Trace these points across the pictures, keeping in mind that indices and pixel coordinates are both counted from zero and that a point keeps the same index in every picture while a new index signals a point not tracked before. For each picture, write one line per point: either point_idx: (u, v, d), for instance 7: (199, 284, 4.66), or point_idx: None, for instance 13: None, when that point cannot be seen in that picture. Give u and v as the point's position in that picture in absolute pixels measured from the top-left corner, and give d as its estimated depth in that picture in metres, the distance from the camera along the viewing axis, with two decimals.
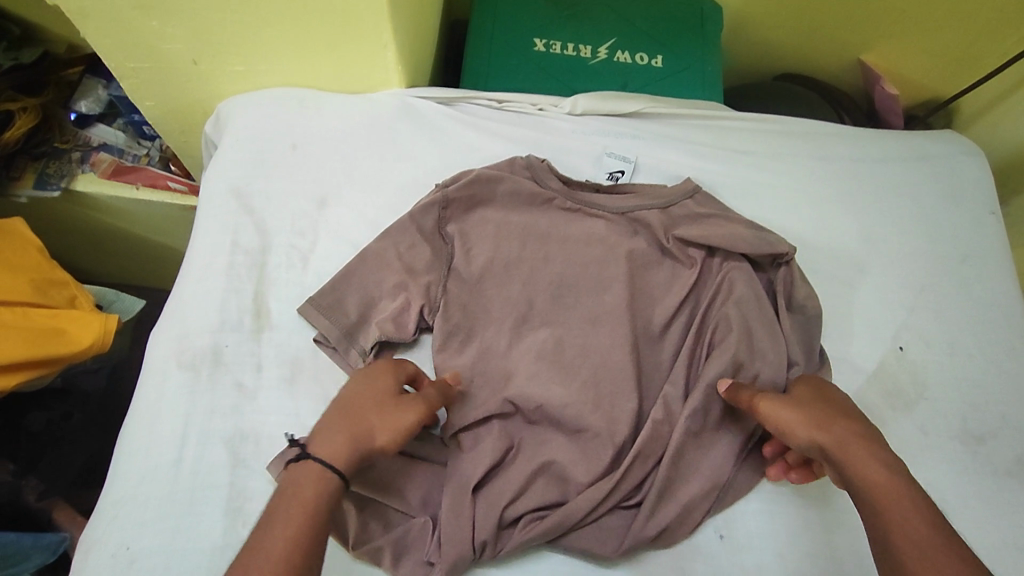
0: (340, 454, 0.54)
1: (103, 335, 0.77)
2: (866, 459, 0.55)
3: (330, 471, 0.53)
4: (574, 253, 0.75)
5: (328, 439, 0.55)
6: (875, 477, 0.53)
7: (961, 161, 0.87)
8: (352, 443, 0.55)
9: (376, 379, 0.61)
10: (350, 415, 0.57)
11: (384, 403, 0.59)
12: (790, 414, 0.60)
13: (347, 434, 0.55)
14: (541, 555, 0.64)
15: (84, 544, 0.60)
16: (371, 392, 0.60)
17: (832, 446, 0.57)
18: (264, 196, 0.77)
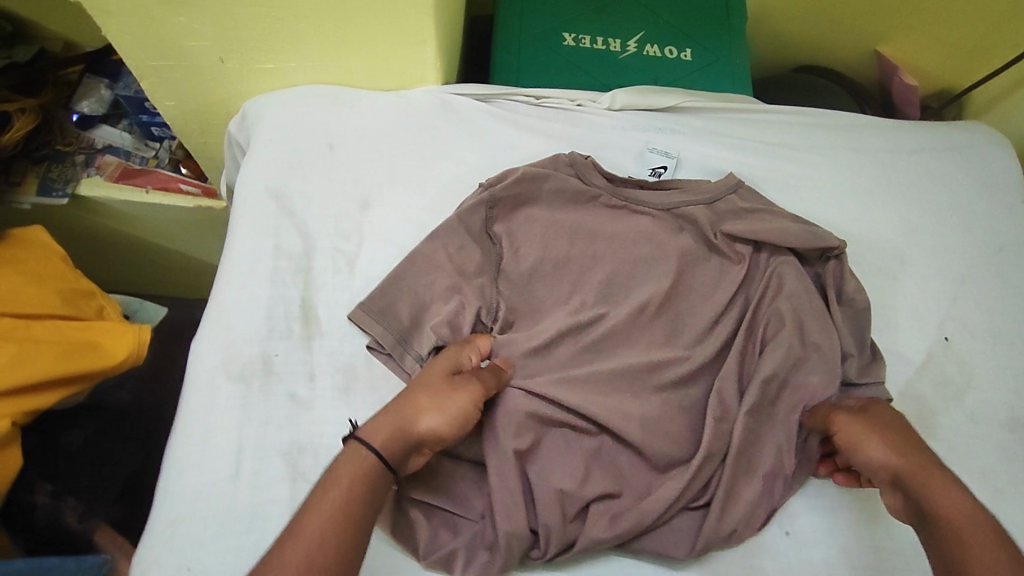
0: (385, 437, 0.55)
1: (138, 347, 0.75)
2: (946, 491, 0.55)
3: (370, 451, 0.54)
4: (623, 251, 0.74)
5: (376, 420, 0.56)
6: (954, 509, 0.54)
7: (991, 151, 0.88)
8: (397, 426, 0.56)
9: (434, 367, 0.62)
10: (403, 398, 0.59)
11: (434, 386, 0.60)
12: (866, 436, 0.60)
13: (395, 417, 0.57)
14: (609, 558, 0.63)
15: (142, 566, 0.58)
16: (425, 378, 0.60)
17: (912, 475, 0.57)
18: (303, 198, 0.74)
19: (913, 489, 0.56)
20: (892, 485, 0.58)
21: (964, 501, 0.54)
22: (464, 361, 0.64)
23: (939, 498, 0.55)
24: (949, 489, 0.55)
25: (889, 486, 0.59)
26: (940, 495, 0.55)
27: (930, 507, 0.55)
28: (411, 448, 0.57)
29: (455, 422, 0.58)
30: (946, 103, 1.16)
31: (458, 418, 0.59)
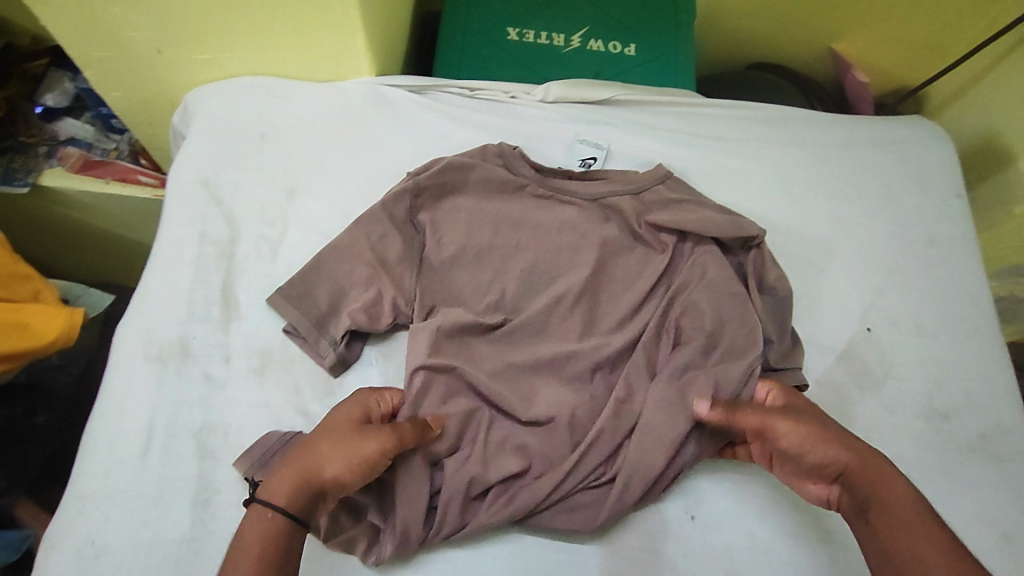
0: (288, 498, 0.53)
1: (68, 329, 0.78)
2: (891, 480, 0.55)
3: (274, 512, 0.52)
4: (546, 240, 0.75)
5: (278, 477, 0.54)
6: (898, 496, 0.53)
7: (928, 145, 0.88)
8: (300, 481, 0.53)
9: (342, 412, 0.59)
10: (307, 449, 0.55)
11: (339, 434, 0.56)
12: (800, 437, 0.57)
13: (297, 472, 0.54)
14: (511, 538, 0.63)
15: (49, 541, 0.59)
16: (332, 424, 0.58)
17: (854, 471, 0.56)
18: (232, 185, 0.76)
19: (858, 484, 0.55)
20: (836, 481, 0.57)
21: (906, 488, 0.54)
22: (375, 406, 0.61)
23: (887, 490, 0.54)
24: (893, 479, 0.55)
25: (833, 481, 0.57)
26: (887, 488, 0.54)
27: (876, 495, 0.54)
28: (319, 501, 0.54)
29: (365, 471, 0.55)
30: (901, 100, 1.16)
31: (366, 465, 0.55)
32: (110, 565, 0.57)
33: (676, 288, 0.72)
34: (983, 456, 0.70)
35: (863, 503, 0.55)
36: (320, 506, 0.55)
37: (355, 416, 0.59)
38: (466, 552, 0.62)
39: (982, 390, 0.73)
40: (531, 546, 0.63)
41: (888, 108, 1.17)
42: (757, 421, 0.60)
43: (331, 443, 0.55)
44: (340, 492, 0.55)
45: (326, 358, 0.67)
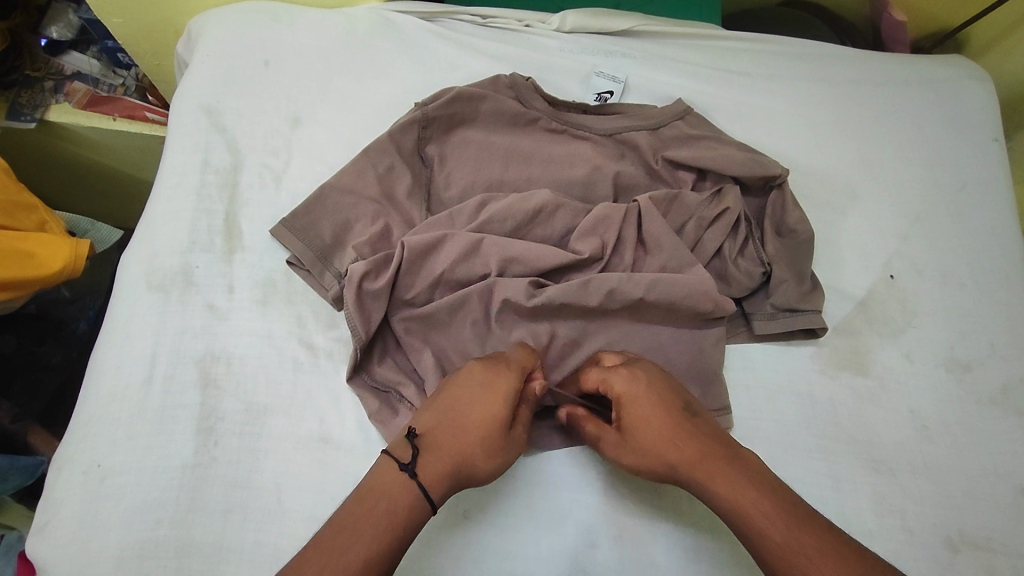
0: (441, 490, 0.48)
1: (75, 260, 0.78)
2: (731, 486, 0.47)
3: (424, 497, 0.47)
4: (558, 175, 0.71)
5: (431, 456, 0.49)
6: (741, 502, 0.47)
7: (964, 85, 0.84)
8: (450, 464, 0.49)
9: (469, 379, 0.54)
10: (460, 442, 0.50)
11: (497, 423, 0.52)
12: (630, 449, 0.53)
13: (454, 465, 0.49)
14: (511, 477, 0.59)
15: (57, 462, 0.59)
16: (471, 401, 0.52)
17: (677, 458, 0.50)
18: (235, 113, 0.74)
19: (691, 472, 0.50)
20: None
21: (743, 483, 0.47)
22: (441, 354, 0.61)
23: (725, 491, 0.47)
24: (742, 450, 0.50)
25: None
26: (726, 485, 0.48)
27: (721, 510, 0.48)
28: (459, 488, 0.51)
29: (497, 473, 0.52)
30: (939, 43, 1.08)
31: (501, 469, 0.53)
32: (113, 487, 0.57)
33: (694, 213, 0.69)
34: (1005, 408, 0.67)
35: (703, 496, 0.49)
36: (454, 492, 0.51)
37: (506, 394, 0.53)
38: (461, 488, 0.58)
39: (1007, 341, 0.70)
40: (532, 484, 0.59)
41: (925, 52, 1.11)
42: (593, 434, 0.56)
43: (488, 442, 0.51)
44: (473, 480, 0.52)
45: (330, 291, 0.65)
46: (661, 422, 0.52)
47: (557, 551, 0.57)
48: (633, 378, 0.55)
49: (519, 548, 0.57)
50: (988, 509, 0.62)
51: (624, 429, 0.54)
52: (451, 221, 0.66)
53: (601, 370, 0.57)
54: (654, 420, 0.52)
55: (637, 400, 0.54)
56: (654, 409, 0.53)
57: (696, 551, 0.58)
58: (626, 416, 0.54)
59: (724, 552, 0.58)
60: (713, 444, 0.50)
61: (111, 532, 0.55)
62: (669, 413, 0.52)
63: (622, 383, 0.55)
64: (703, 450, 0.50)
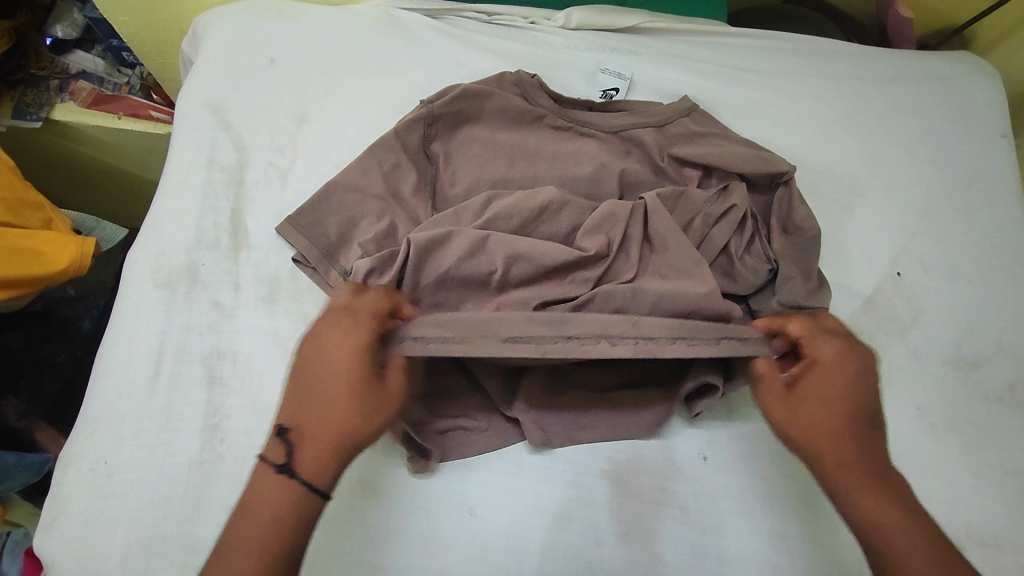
0: (325, 474, 0.47)
1: (81, 257, 0.78)
2: (875, 498, 0.48)
3: (314, 491, 0.46)
4: (563, 172, 0.71)
5: (308, 452, 0.47)
6: (882, 517, 0.48)
7: (971, 82, 0.83)
8: (328, 447, 0.47)
9: (320, 346, 0.50)
10: (330, 415, 0.47)
11: (369, 390, 0.48)
12: (802, 407, 0.51)
13: (331, 444, 0.47)
14: (518, 474, 0.59)
15: (65, 459, 0.59)
16: (327, 363, 0.49)
17: (832, 460, 0.50)
18: (240, 110, 0.74)
19: (838, 474, 0.49)
20: None
21: (887, 500, 0.48)
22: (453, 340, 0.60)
23: (870, 506, 0.48)
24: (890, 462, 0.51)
25: None
26: (874, 501, 0.48)
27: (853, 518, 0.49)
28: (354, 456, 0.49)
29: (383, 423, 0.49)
30: (945, 40, 1.08)
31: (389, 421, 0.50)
32: (120, 484, 0.57)
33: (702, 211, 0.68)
34: (1012, 406, 0.66)
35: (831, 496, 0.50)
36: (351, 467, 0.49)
37: (355, 342, 0.49)
38: (465, 486, 0.58)
39: (1015, 338, 0.69)
40: (538, 482, 0.59)
41: (931, 49, 1.10)
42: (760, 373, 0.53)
43: (350, 403, 0.48)
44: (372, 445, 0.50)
45: (335, 289, 0.65)
46: (847, 411, 0.50)
47: (563, 550, 0.57)
48: (845, 365, 0.52)
49: (526, 547, 0.57)
50: (996, 507, 0.61)
51: (797, 389, 0.52)
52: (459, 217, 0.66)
53: (807, 326, 0.54)
54: (840, 402, 0.51)
55: (836, 372, 0.51)
56: (860, 391, 0.51)
57: (702, 550, 0.58)
58: (808, 382, 0.52)
59: (730, 551, 0.58)
60: (875, 451, 0.50)
61: (117, 530, 0.55)
62: (860, 404, 0.51)
63: (828, 348, 0.52)
64: (863, 454, 0.49)
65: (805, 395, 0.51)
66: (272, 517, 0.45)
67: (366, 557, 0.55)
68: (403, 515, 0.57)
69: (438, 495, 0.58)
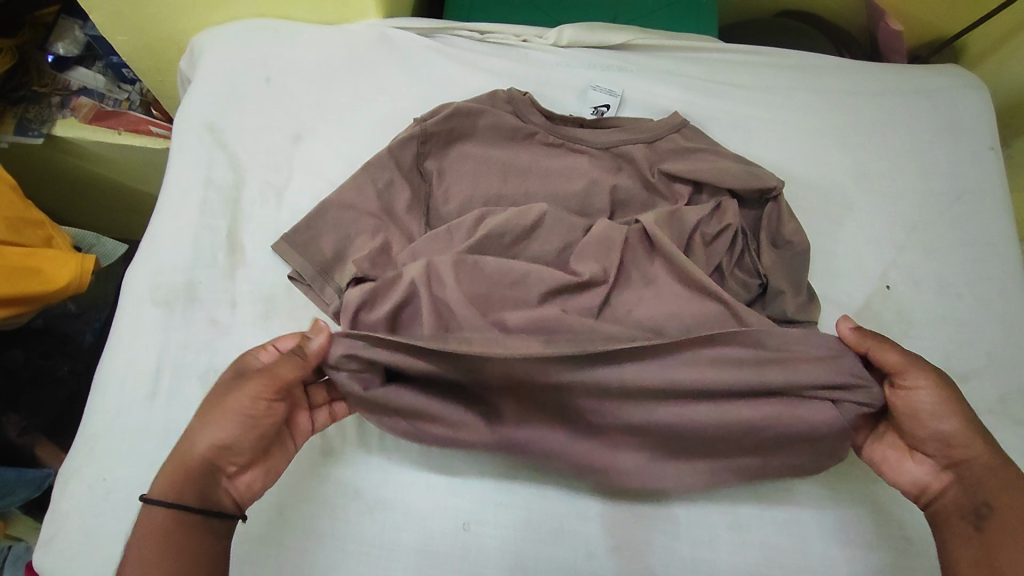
0: (171, 484, 0.49)
1: (81, 275, 0.79)
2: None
3: (162, 511, 0.48)
4: (554, 188, 0.72)
5: (158, 479, 0.50)
6: None
7: (959, 95, 0.84)
8: (182, 457, 0.51)
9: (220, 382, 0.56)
10: (199, 421, 0.52)
11: (209, 409, 0.52)
12: (938, 395, 0.54)
13: (187, 454, 0.50)
14: (510, 488, 0.60)
15: (63, 476, 0.60)
16: (214, 390, 0.54)
17: (983, 469, 0.52)
18: (237, 130, 0.75)
19: (979, 484, 0.51)
20: (950, 466, 0.54)
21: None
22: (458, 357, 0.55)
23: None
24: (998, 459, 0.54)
25: (946, 466, 0.54)
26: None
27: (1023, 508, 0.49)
28: (219, 465, 0.51)
29: (241, 420, 0.51)
30: (936, 52, 1.09)
31: (256, 422, 0.52)
32: (118, 501, 0.58)
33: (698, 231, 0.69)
34: (1003, 418, 0.67)
35: (980, 505, 0.51)
36: (220, 480, 0.51)
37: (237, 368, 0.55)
38: (457, 500, 0.59)
39: (1005, 350, 0.70)
40: (531, 497, 0.60)
41: (922, 60, 1.11)
42: (893, 365, 0.55)
43: (211, 408, 0.52)
44: (236, 463, 0.52)
45: (330, 306, 0.65)
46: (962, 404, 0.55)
47: (556, 564, 0.57)
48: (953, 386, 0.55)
49: (518, 561, 0.57)
50: None
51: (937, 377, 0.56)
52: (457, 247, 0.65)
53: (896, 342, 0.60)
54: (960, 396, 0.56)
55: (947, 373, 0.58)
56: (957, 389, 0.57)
57: (694, 564, 0.58)
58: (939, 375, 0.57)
59: (721, 565, 0.58)
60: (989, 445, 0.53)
61: (116, 546, 0.56)
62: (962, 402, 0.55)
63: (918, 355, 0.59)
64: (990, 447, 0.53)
65: (935, 411, 0.54)
66: (154, 549, 0.47)
67: (360, 571, 0.56)
68: (398, 530, 0.58)
69: (429, 510, 0.59)
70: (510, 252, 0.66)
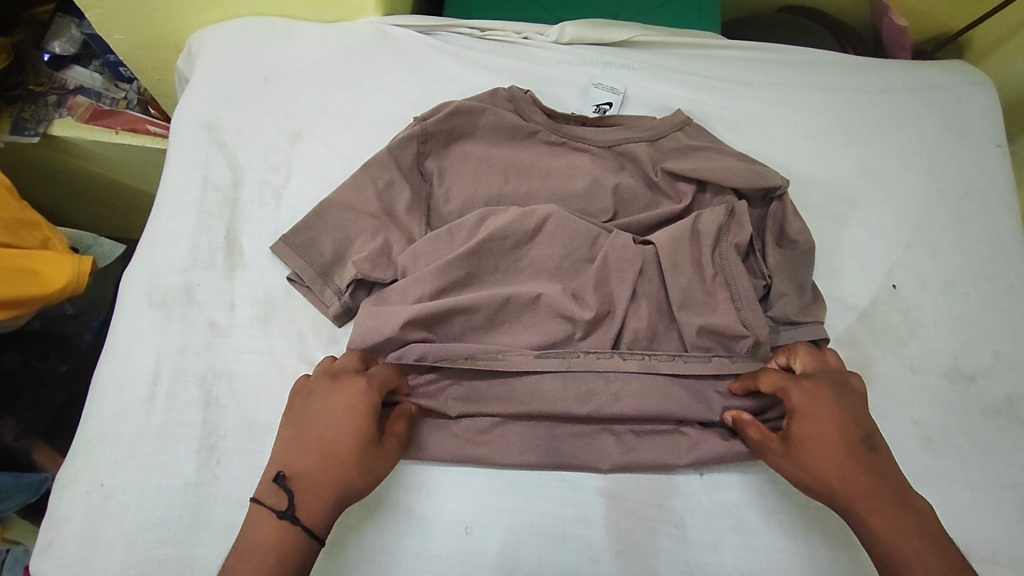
0: (325, 522, 0.49)
1: (77, 277, 0.78)
2: (891, 529, 0.49)
3: (310, 538, 0.48)
4: (557, 188, 0.71)
5: (303, 498, 0.49)
6: (900, 548, 0.49)
7: (965, 91, 0.83)
8: (337, 499, 0.50)
9: (332, 408, 0.53)
10: (331, 460, 0.51)
11: (367, 442, 0.52)
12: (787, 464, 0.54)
13: (336, 495, 0.50)
14: (513, 490, 0.59)
15: (60, 482, 0.59)
16: (340, 424, 0.52)
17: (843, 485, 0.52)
18: (235, 130, 0.74)
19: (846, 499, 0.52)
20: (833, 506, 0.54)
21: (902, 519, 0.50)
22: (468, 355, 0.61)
23: (884, 532, 0.50)
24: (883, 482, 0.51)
25: None
26: (890, 528, 0.50)
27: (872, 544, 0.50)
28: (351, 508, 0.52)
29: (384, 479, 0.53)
30: (941, 47, 1.07)
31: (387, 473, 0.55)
32: (116, 507, 0.57)
33: (714, 238, 0.66)
34: (1010, 419, 0.66)
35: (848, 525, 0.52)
36: None
37: (369, 406, 0.54)
38: (458, 503, 0.58)
39: (1012, 351, 0.69)
40: (533, 500, 0.59)
41: (927, 56, 1.10)
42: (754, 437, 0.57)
43: (355, 450, 0.52)
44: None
45: (331, 308, 0.65)
46: (829, 447, 0.53)
47: (559, 569, 0.57)
48: (822, 402, 0.55)
49: (520, 566, 0.57)
50: (996, 523, 0.60)
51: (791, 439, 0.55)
52: (452, 257, 0.63)
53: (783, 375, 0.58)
54: (828, 438, 0.53)
55: (815, 416, 0.54)
56: (828, 426, 0.54)
57: (699, 568, 0.57)
58: (797, 427, 0.54)
59: (726, 569, 0.58)
60: (862, 481, 0.51)
61: (114, 552, 0.55)
62: (836, 445, 0.53)
63: (798, 398, 0.55)
64: (855, 489, 0.51)
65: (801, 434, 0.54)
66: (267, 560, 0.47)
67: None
68: (399, 533, 0.57)
69: (431, 514, 0.58)
70: (512, 253, 0.66)
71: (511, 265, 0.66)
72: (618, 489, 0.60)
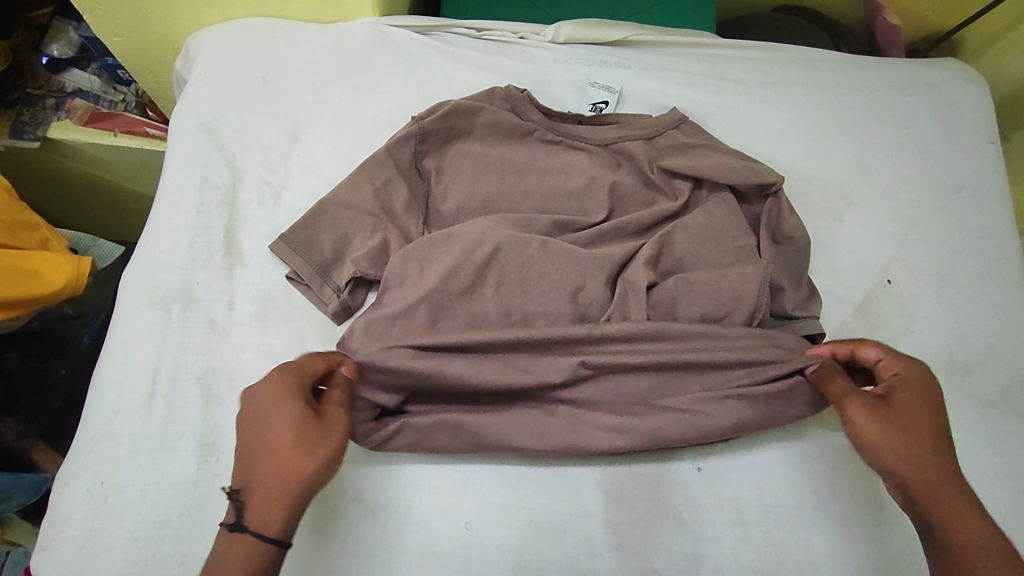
0: (275, 520, 0.44)
1: (77, 277, 0.79)
2: (970, 520, 0.47)
3: (268, 543, 0.44)
4: (554, 185, 0.71)
5: (256, 504, 0.45)
6: (972, 536, 0.46)
7: (957, 88, 0.84)
8: (281, 493, 0.45)
9: (258, 409, 0.49)
10: (263, 449, 0.47)
11: (304, 428, 0.48)
12: (884, 426, 0.51)
13: (278, 489, 0.45)
14: (511, 486, 0.60)
15: (61, 480, 0.60)
16: (266, 419, 0.48)
17: (918, 488, 0.49)
18: (233, 130, 0.75)
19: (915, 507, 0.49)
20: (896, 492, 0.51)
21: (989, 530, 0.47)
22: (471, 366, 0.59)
23: (956, 523, 0.47)
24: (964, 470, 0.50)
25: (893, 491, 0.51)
26: (967, 522, 0.47)
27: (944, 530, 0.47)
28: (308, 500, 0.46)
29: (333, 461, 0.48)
30: (934, 46, 1.08)
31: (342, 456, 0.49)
32: (117, 505, 0.57)
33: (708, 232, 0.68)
34: (1005, 412, 0.66)
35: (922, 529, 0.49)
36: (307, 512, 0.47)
37: (291, 393, 0.50)
38: (458, 499, 0.59)
39: (1007, 345, 0.70)
40: (530, 495, 0.59)
41: (921, 55, 1.11)
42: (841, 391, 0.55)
43: (283, 442, 0.47)
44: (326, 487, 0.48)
45: (329, 305, 0.65)
46: (929, 423, 0.51)
47: (559, 564, 0.57)
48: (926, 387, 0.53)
49: (519, 562, 0.57)
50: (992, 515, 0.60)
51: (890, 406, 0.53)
52: (458, 256, 0.63)
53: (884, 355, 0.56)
54: (930, 417, 0.51)
55: (918, 390, 0.53)
56: (931, 412, 0.52)
57: (697, 562, 0.58)
58: (898, 398, 0.53)
59: (724, 562, 0.58)
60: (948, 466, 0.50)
61: (115, 550, 0.55)
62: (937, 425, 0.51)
63: (907, 370, 0.54)
64: (938, 472, 0.49)
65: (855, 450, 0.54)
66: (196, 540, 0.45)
67: (361, 572, 0.56)
68: (398, 530, 0.57)
69: (431, 511, 0.58)
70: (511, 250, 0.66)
71: (525, 275, 0.64)
72: (615, 484, 0.60)
